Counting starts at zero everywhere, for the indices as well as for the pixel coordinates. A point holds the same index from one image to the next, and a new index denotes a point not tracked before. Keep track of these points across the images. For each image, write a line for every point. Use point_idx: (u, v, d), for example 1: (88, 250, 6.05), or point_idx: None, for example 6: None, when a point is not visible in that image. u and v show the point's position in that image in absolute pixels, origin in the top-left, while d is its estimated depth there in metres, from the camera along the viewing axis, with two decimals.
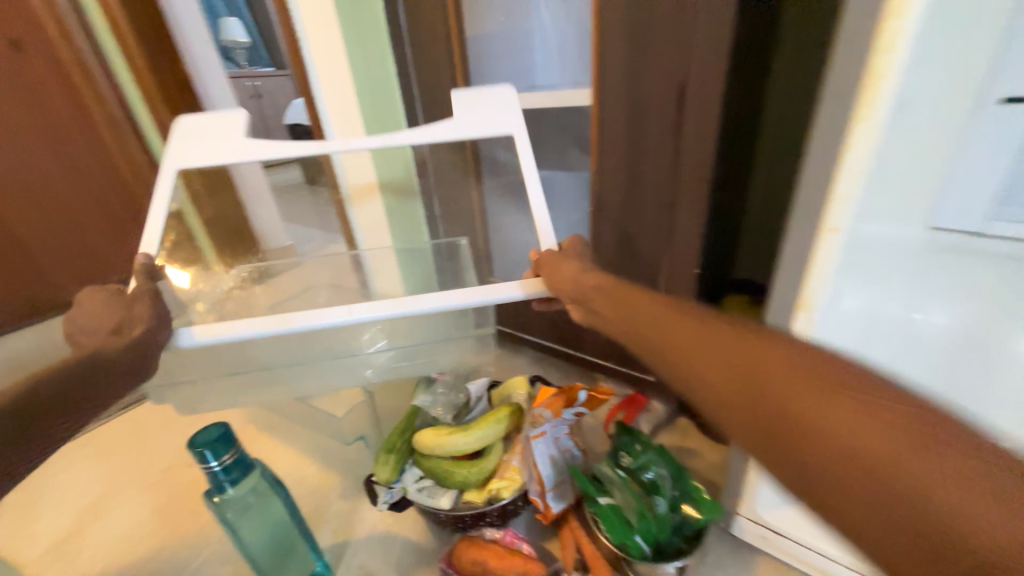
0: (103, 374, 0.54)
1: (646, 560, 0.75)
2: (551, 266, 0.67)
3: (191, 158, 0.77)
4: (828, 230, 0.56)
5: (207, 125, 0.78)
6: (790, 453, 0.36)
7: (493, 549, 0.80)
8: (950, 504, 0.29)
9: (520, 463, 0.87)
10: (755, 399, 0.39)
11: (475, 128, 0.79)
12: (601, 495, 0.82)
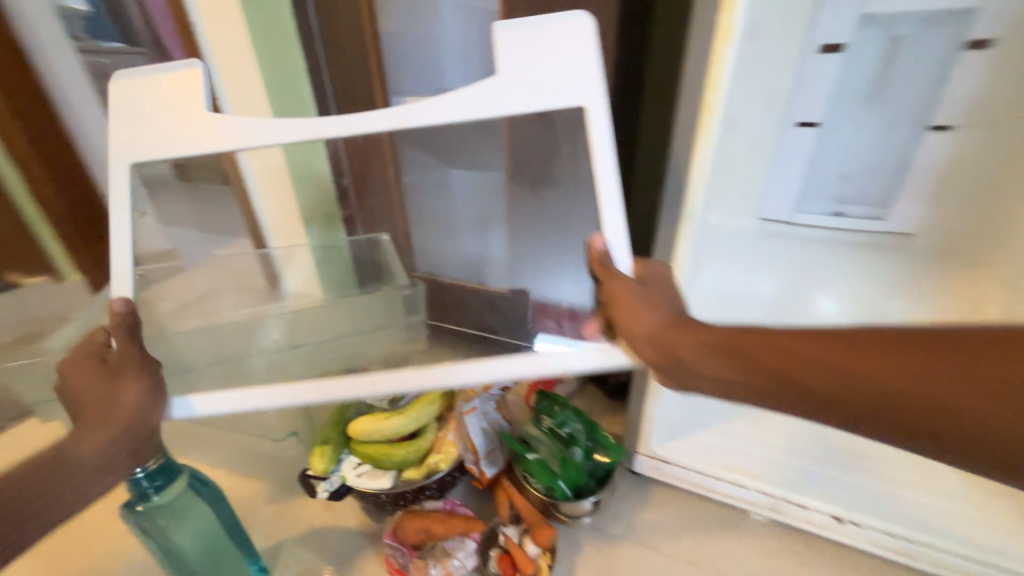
0: (94, 460, 0.59)
1: (569, 499, 0.90)
2: (627, 300, 0.64)
3: (139, 149, 0.64)
4: (686, 218, 0.77)
5: (158, 86, 0.63)
6: (963, 406, 0.44)
7: (436, 515, 0.87)
8: None
9: (454, 436, 0.95)
10: (910, 373, 0.47)
11: (525, 90, 0.64)
12: (528, 453, 0.93)
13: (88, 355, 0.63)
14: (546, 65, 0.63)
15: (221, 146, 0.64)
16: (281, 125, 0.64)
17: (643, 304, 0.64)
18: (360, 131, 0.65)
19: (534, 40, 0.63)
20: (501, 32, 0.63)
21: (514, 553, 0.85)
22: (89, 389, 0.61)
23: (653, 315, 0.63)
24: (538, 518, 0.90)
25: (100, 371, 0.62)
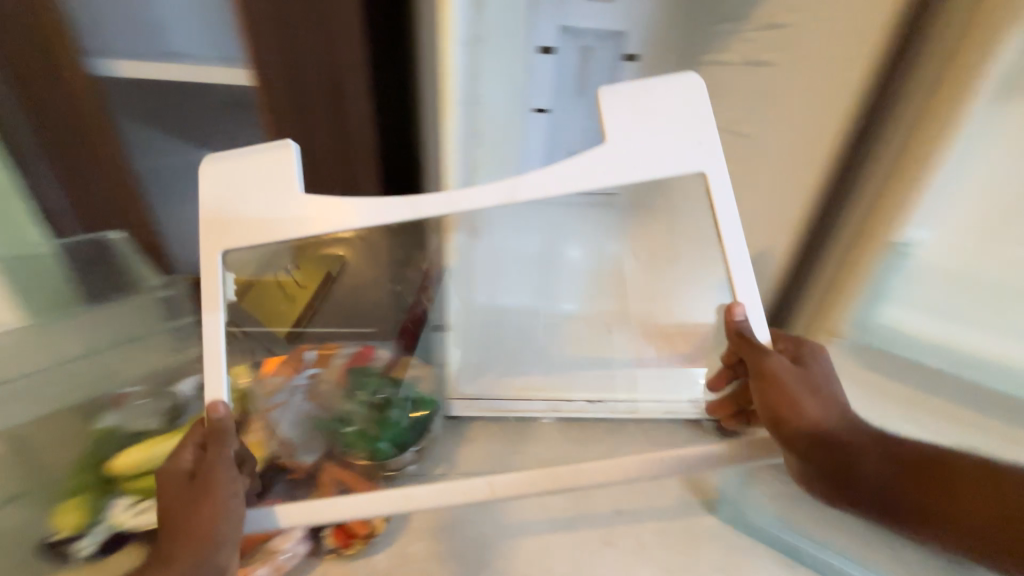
0: None
1: (392, 453, 1.00)
2: (788, 390, 0.77)
3: (228, 237, 0.71)
4: (449, 186, 0.89)
5: (240, 171, 0.70)
6: (956, 505, 0.68)
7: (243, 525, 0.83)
8: (1007, 508, 0.64)
9: (260, 438, 0.93)
10: (940, 485, 0.69)
11: (639, 154, 0.72)
12: (346, 426, 1.01)
13: (176, 471, 0.72)
14: (657, 124, 0.72)
15: (333, 227, 0.72)
16: (384, 208, 0.73)
17: (810, 375, 0.80)
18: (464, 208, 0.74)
19: (641, 98, 0.72)
20: (605, 95, 0.71)
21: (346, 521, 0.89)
22: (180, 506, 0.69)
23: (799, 399, 0.77)
24: (364, 483, 0.94)
25: (189, 487, 0.70)
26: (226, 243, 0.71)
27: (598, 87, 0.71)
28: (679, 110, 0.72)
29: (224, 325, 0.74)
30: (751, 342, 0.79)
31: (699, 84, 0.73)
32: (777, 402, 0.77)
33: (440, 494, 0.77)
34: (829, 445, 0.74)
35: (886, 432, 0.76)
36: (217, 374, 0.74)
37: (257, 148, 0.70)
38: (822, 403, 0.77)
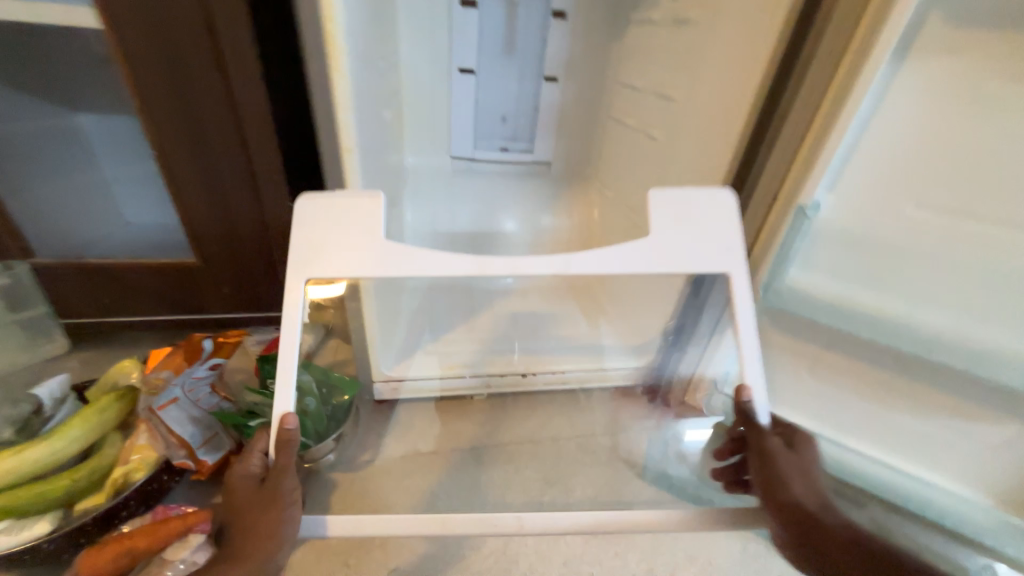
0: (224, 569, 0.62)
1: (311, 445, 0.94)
2: (777, 472, 0.65)
3: (314, 266, 0.69)
4: (346, 150, 0.74)
5: (336, 210, 0.68)
6: None
7: (137, 534, 0.74)
8: None
9: (150, 439, 0.82)
10: None
11: (675, 258, 0.69)
12: (252, 420, 0.86)
13: (243, 474, 0.65)
14: (685, 236, 0.70)
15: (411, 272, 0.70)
16: (444, 259, 0.70)
17: (801, 459, 0.67)
18: (518, 268, 0.71)
19: (683, 208, 0.70)
20: (653, 198, 0.69)
21: None
22: (249, 514, 0.62)
23: (786, 480, 0.64)
24: None
25: (257, 493, 0.63)
26: (310, 271, 0.69)
27: (651, 187, 0.69)
28: (712, 224, 0.70)
29: (299, 336, 0.68)
30: (752, 417, 0.67)
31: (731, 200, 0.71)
32: (767, 483, 0.65)
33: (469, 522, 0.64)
34: (813, 530, 0.62)
35: (876, 549, 0.63)
36: (283, 388, 0.67)
37: (355, 193, 0.69)
38: (812, 491, 0.65)
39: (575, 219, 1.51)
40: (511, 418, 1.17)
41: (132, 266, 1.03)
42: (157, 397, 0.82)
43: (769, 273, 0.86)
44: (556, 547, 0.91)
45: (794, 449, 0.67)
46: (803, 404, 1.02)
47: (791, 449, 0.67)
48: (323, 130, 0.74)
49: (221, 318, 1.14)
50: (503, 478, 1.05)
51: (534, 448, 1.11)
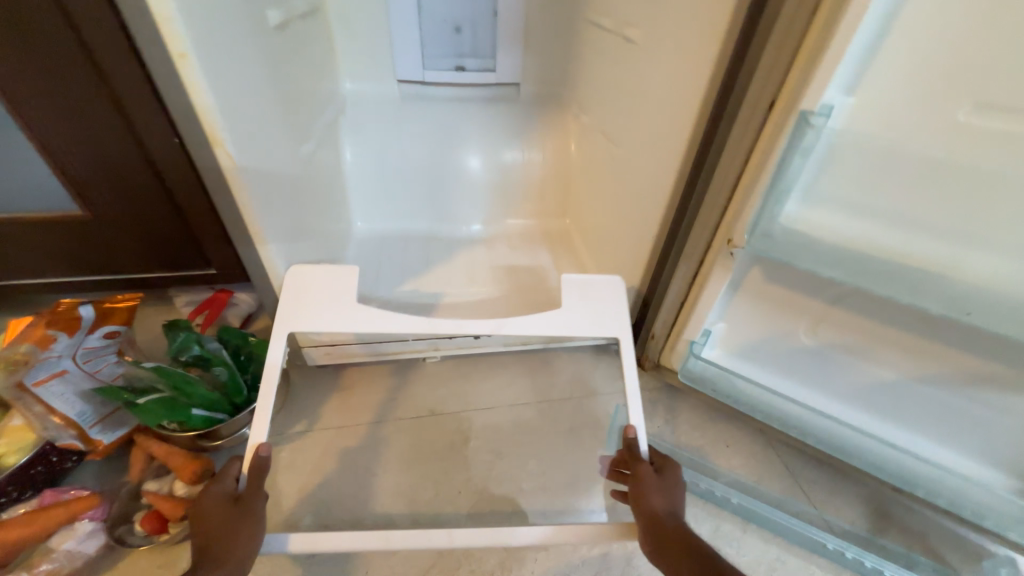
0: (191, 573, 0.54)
1: (226, 419, 0.81)
2: (638, 489, 0.62)
3: (297, 321, 0.76)
4: (177, 57, 0.57)
5: (322, 275, 0.77)
6: None
7: (14, 521, 0.66)
8: None
9: (24, 421, 0.72)
10: None
11: (584, 328, 0.79)
12: (140, 397, 0.75)
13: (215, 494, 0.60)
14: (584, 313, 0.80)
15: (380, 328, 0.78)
16: (406, 320, 0.79)
17: (669, 479, 0.63)
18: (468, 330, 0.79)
19: (587, 288, 0.80)
20: (565, 282, 0.80)
21: (157, 505, 0.73)
22: (224, 535, 0.58)
23: (646, 498, 0.61)
24: (183, 457, 0.78)
25: (235, 511, 0.60)
26: (293, 325, 0.76)
27: (561, 275, 0.80)
28: (608, 301, 0.80)
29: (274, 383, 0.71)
30: (629, 444, 0.67)
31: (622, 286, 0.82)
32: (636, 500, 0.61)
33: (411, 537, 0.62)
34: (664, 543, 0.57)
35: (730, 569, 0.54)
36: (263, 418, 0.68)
37: (339, 266, 0.78)
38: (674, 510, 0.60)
39: (548, 155, 1.29)
40: (466, 382, 1.04)
41: (8, 224, 0.88)
42: (30, 373, 0.71)
43: (758, 211, 0.66)
44: None
45: (661, 473, 0.64)
46: (797, 367, 0.85)
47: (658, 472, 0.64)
48: (140, 27, 0.56)
49: (135, 280, 1.02)
50: (451, 451, 0.93)
51: (488, 416, 0.99)
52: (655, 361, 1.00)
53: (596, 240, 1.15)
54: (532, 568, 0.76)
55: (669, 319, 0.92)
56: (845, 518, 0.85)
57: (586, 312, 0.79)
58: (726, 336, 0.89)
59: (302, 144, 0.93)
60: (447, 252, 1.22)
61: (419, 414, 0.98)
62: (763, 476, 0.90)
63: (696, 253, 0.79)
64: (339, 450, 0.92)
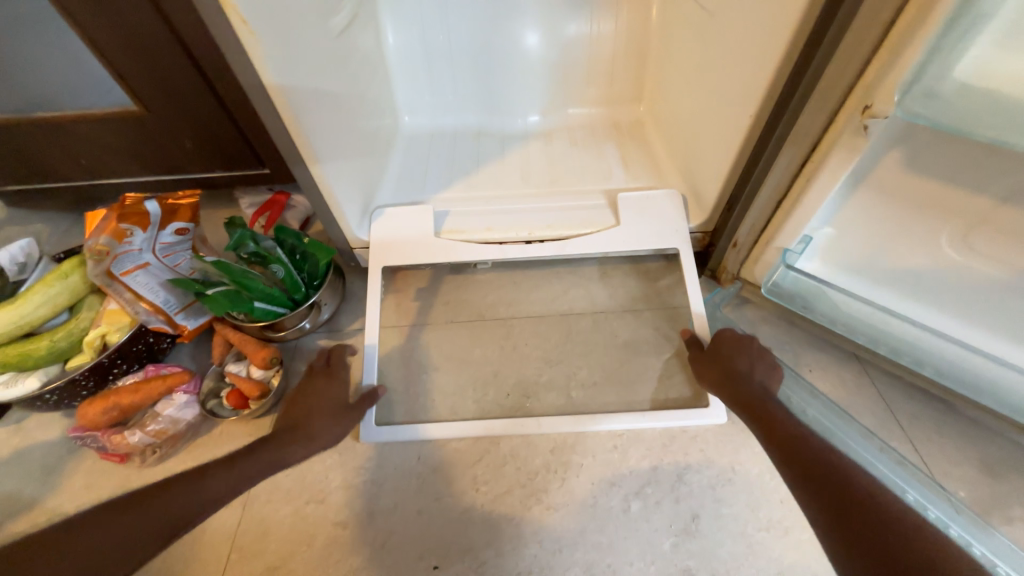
0: (283, 440, 0.67)
1: (287, 312, 0.86)
2: (705, 360, 0.74)
3: (388, 256, 0.91)
4: None
5: (400, 215, 0.92)
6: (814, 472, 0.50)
7: (124, 390, 0.76)
8: (869, 507, 0.45)
9: (118, 305, 0.79)
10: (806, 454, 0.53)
11: (643, 238, 0.88)
12: (208, 287, 0.79)
13: (327, 377, 0.77)
14: (640, 225, 0.88)
15: (459, 256, 0.91)
16: (479, 249, 0.91)
17: (722, 343, 0.74)
18: (533, 251, 0.91)
19: (643, 203, 0.89)
20: (622, 201, 0.89)
21: (238, 384, 0.82)
22: (315, 414, 0.72)
23: (714, 368, 0.72)
24: (255, 344, 0.84)
25: (337, 406, 0.74)
26: (384, 260, 0.91)
27: (619, 194, 0.89)
28: (663, 212, 0.88)
29: (376, 308, 0.87)
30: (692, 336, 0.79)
31: (676, 197, 0.89)
32: (697, 369, 0.74)
33: (510, 427, 0.78)
34: (734, 396, 0.67)
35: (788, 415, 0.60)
36: (372, 336, 0.84)
37: (416, 206, 0.92)
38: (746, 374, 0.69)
39: (621, 23, 1.05)
40: (518, 290, 1.00)
41: (75, 118, 0.90)
42: (116, 263, 0.75)
43: (923, 58, 0.47)
44: (544, 434, 0.79)
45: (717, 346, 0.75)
46: (923, 281, 0.69)
47: (718, 345, 0.75)
48: None
49: (199, 178, 1.04)
50: (502, 355, 0.92)
51: (540, 322, 0.95)
52: (734, 273, 0.88)
53: (677, 129, 0.96)
54: (579, 471, 0.75)
55: (758, 224, 0.77)
56: (950, 461, 0.73)
57: (648, 224, 0.88)
58: (834, 242, 0.72)
59: (330, 17, 0.81)
60: (500, 148, 1.09)
61: (471, 318, 0.97)
62: (852, 405, 0.78)
63: (811, 132, 0.61)
64: (394, 348, 0.94)
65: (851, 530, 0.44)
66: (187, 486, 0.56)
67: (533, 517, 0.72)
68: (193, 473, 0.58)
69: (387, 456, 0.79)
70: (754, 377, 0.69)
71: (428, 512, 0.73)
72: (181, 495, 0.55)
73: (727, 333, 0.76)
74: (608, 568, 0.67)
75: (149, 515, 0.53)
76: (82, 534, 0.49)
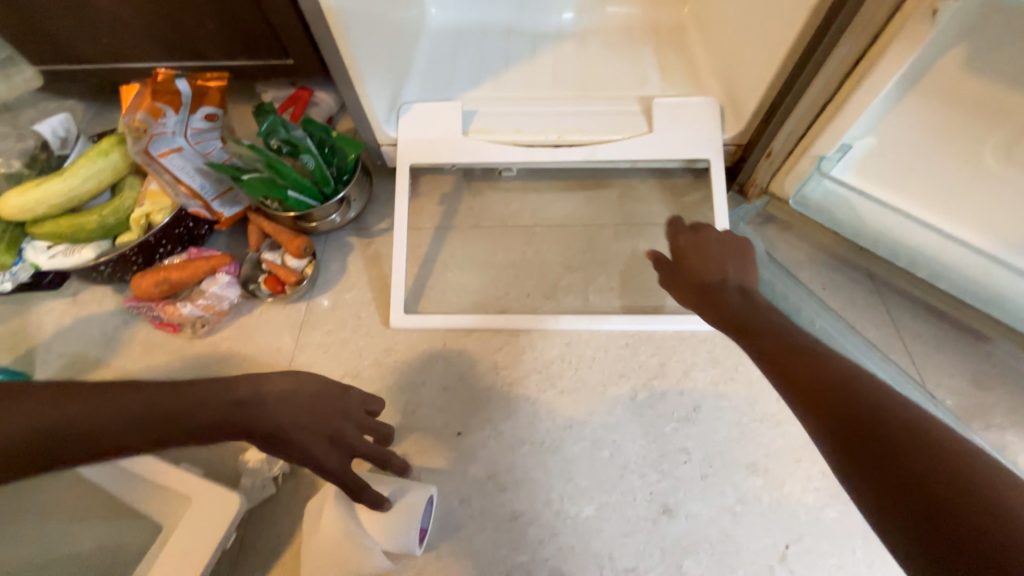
0: (231, 419, 0.48)
1: (317, 205, 0.88)
2: (681, 272, 0.68)
3: (415, 154, 0.91)
4: None
5: (428, 112, 0.90)
6: (817, 395, 0.41)
7: (171, 267, 0.82)
8: (887, 430, 0.36)
9: (160, 186, 0.82)
10: (805, 370, 0.44)
11: (675, 147, 0.87)
12: (244, 173, 0.81)
13: (353, 417, 0.56)
14: (674, 134, 0.86)
15: (485, 158, 0.90)
16: (505, 151, 0.90)
17: (687, 259, 0.68)
18: (561, 157, 0.90)
19: (679, 110, 0.86)
20: (657, 107, 0.86)
21: (275, 271, 0.87)
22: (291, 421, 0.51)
23: (688, 278, 0.66)
24: (289, 235, 0.87)
25: (321, 445, 0.53)
26: (411, 159, 0.91)
27: (655, 100, 0.86)
28: (699, 121, 0.86)
29: (404, 205, 0.88)
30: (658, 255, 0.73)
31: (714, 105, 0.86)
32: (671, 294, 0.68)
33: (528, 321, 0.83)
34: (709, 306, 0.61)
35: (774, 330, 0.51)
36: (400, 231, 0.87)
37: (445, 103, 0.90)
38: (723, 282, 0.63)
39: None
40: (542, 198, 1.00)
41: None
42: (153, 143, 0.77)
43: None
44: (561, 330, 0.84)
45: (687, 254, 0.69)
46: (957, 194, 0.68)
47: (689, 253, 0.69)
48: None
49: (223, 65, 1.01)
50: (523, 259, 0.95)
51: (562, 230, 0.97)
52: (762, 187, 0.86)
53: (723, 31, 0.90)
54: (590, 363, 0.81)
55: (796, 132, 0.75)
56: (944, 373, 0.77)
57: (682, 133, 0.86)
58: (874, 151, 0.71)
59: None
60: (530, 48, 1.03)
61: (494, 223, 0.98)
62: (859, 320, 0.82)
63: (872, 25, 0.58)
64: (419, 247, 0.97)
65: (873, 475, 0.35)
66: (142, 418, 0.45)
67: (546, 399, 0.79)
68: (164, 400, 0.47)
69: (416, 342, 0.85)
70: (727, 282, 0.63)
71: (452, 389, 0.81)
72: (130, 422, 0.45)
73: (682, 238, 0.71)
74: (611, 444, 0.75)
75: (84, 426, 0.43)
76: (40, 404, 0.43)
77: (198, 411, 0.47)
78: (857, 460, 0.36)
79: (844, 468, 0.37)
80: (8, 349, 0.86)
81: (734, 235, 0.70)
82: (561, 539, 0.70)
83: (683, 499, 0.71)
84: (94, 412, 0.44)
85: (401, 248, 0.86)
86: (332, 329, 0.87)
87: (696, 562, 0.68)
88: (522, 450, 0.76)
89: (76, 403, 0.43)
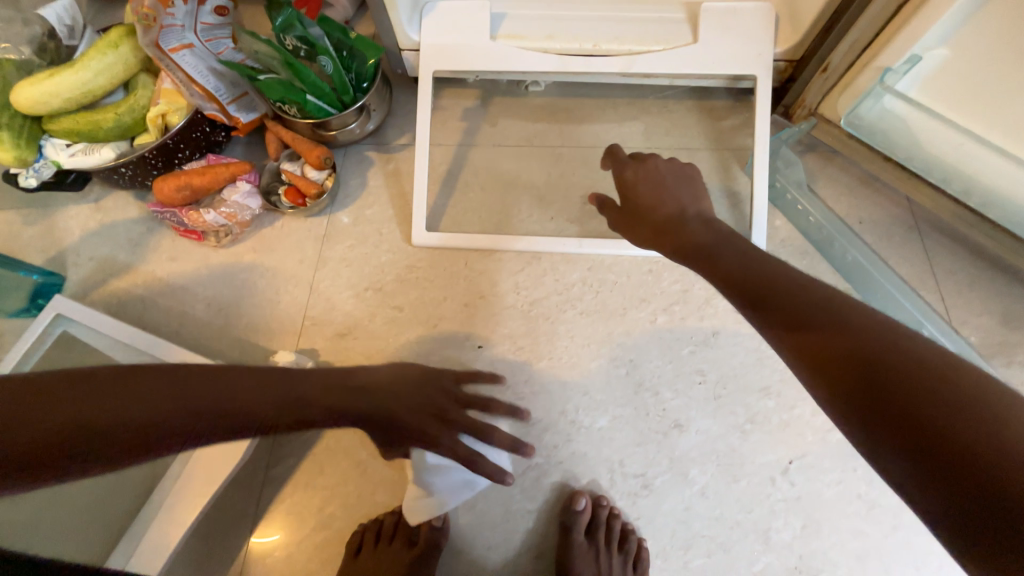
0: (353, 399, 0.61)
1: (334, 113, 0.84)
2: (634, 207, 0.64)
3: (439, 61, 0.85)
4: None
5: (454, 12, 0.83)
6: (809, 335, 0.39)
7: (191, 171, 0.80)
8: (887, 360, 0.34)
9: (174, 84, 0.79)
10: (795, 310, 0.41)
11: (720, 61, 0.80)
12: (260, 74, 0.77)
13: (450, 394, 0.70)
14: (721, 46, 0.79)
15: (512, 67, 0.84)
16: (534, 59, 0.84)
17: (640, 196, 0.64)
18: (594, 70, 0.84)
19: (729, 17, 0.78)
20: (705, 13, 0.78)
21: (295, 182, 0.85)
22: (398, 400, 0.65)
23: (644, 212, 0.63)
24: (307, 144, 0.84)
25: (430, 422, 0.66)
26: (435, 65, 0.85)
27: (704, 4, 0.78)
28: (751, 29, 0.77)
29: (427, 117, 0.84)
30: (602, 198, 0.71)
31: (768, 12, 0.77)
32: (628, 232, 0.66)
33: (551, 243, 0.82)
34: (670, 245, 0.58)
35: (760, 266, 0.48)
36: (423, 144, 0.84)
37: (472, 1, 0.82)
38: (681, 215, 0.59)
39: None
40: (570, 117, 0.95)
41: None
42: (163, 36, 0.72)
43: None
44: (584, 254, 0.82)
45: (638, 184, 0.65)
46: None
47: (643, 184, 0.64)
48: None
49: None
50: (547, 181, 0.91)
51: (590, 152, 0.92)
52: (811, 108, 0.82)
53: None
54: (612, 287, 0.81)
55: (862, 41, 0.69)
56: (972, 310, 0.76)
57: (730, 44, 0.78)
58: (945, 70, 0.64)
59: None
60: None
61: (519, 142, 0.94)
62: (892, 255, 0.79)
63: None
64: (440, 164, 0.94)
65: (873, 412, 0.33)
66: (264, 399, 0.53)
67: (567, 318, 0.80)
68: (299, 390, 0.57)
69: (437, 259, 0.85)
70: (687, 212, 0.60)
71: (474, 306, 0.82)
72: (252, 407, 0.52)
73: (627, 171, 0.66)
74: (627, 363, 0.77)
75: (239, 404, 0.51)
76: (194, 382, 0.50)
77: (327, 395, 0.59)
78: (856, 397, 0.34)
79: (842, 404, 0.35)
80: (41, 251, 0.88)
81: (681, 161, 0.66)
82: (574, 446, 0.74)
83: (694, 417, 0.74)
84: (231, 393, 0.51)
85: (424, 163, 0.83)
86: (354, 243, 0.87)
87: (701, 471, 0.72)
88: (540, 365, 0.78)
89: (230, 387, 0.51)
